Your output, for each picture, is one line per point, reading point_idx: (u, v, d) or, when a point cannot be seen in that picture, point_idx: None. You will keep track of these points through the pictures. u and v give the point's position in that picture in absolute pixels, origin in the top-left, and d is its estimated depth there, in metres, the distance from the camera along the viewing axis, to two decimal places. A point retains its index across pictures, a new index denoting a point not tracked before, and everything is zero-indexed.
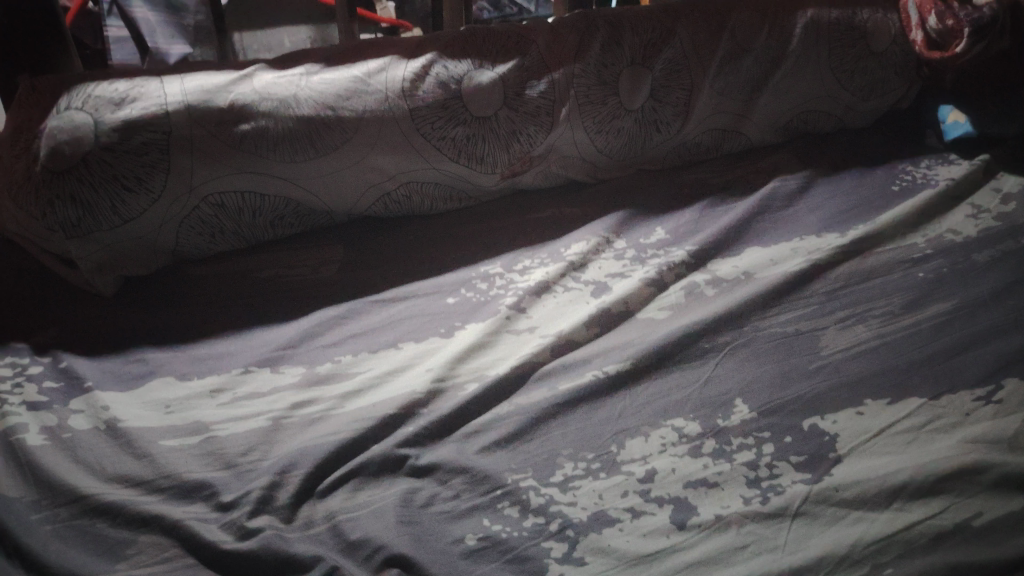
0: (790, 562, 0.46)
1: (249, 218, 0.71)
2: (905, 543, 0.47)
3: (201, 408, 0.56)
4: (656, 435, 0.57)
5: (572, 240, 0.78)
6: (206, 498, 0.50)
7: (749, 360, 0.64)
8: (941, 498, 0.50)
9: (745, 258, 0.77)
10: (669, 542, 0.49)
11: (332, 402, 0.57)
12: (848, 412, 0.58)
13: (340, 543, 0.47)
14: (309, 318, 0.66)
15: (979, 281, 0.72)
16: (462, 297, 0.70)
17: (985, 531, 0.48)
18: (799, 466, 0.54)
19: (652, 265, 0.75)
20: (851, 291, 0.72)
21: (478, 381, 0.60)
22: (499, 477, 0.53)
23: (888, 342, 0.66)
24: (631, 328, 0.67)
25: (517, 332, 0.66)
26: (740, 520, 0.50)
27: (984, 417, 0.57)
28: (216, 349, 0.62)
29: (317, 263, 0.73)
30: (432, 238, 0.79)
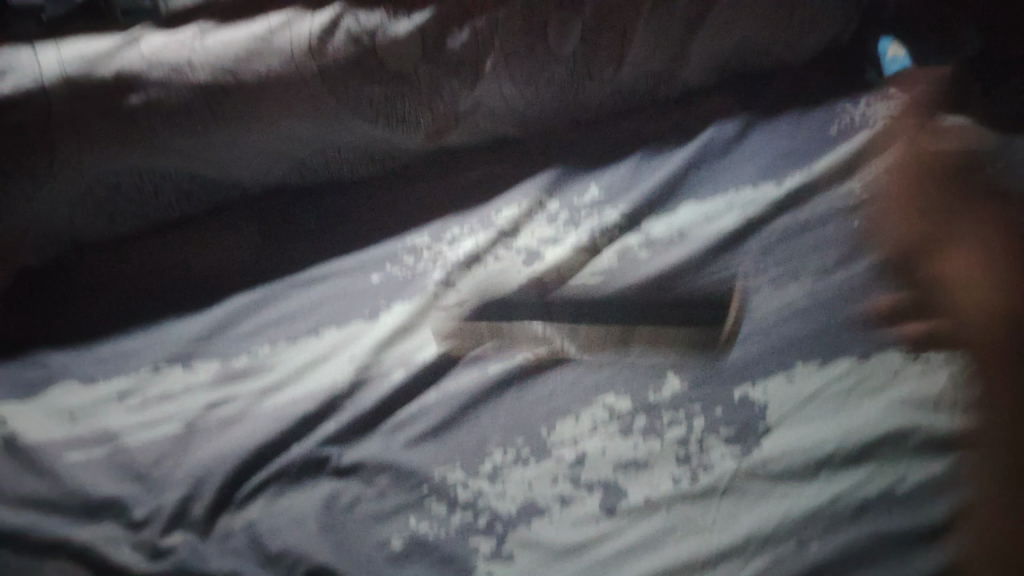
0: (718, 542, 0.49)
1: (151, 197, 0.66)
2: (832, 515, 0.51)
3: (110, 415, 0.53)
4: (587, 415, 0.56)
5: (504, 203, 0.73)
6: (116, 515, 0.47)
7: (682, 327, 0.64)
8: (867, 467, 0.53)
9: (678, 215, 0.74)
10: (599, 529, 0.50)
11: (249, 399, 0.55)
12: (778, 379, 0.60)
13: (262, 555, 0.47)
14: (222, 307, 0.61)
15: (913, 229, 0.72)
16: (387, 274, 0.66)
17: (908, 495, 0.52)
18: (729, 439, 0.55)
19: (584, 229, 0.71)
20: (787, 245, 0.71)
21: (404, 370, 0.58)
22: (426, 472, 0.52)
23: (822, 300, 0.66)
24: (564, 299, 0.66)
25: (446, 310, 0.63)
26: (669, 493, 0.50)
27: (911, 375, 0.59)
28: (123, 346, 0.58)
29: (232, 243, 0.67)
30: (361, 206, 0.72)
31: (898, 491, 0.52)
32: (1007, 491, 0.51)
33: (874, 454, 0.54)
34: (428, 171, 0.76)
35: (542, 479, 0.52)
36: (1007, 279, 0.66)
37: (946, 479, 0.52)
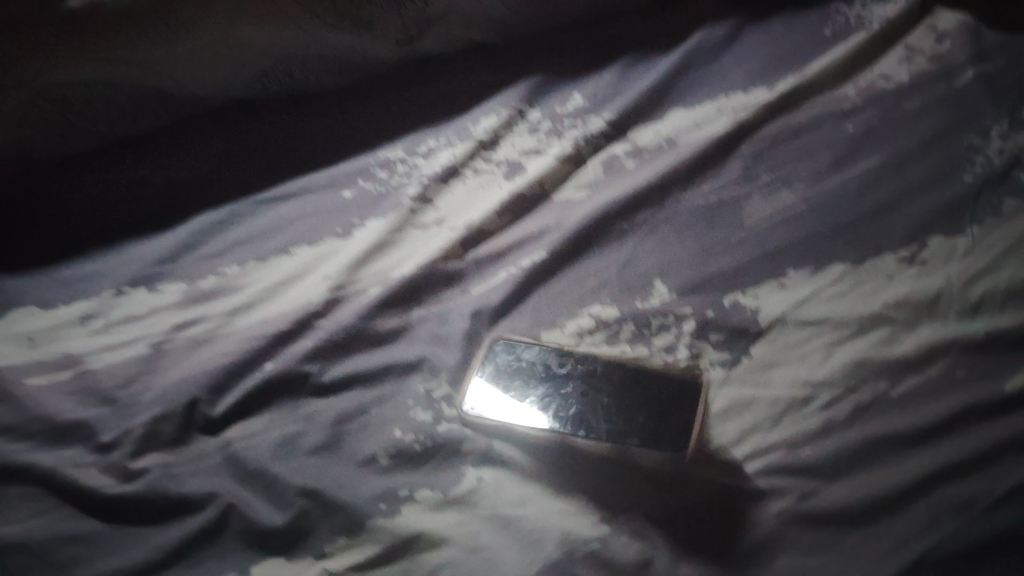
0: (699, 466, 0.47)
1: (105, 113, 0.62)
2: (827, 420, 0.50)
3: (72, 338, 0.50)
4: (573, 322, 0.55)
5: (481, 113, 0.69)
6: (84, 440, 0.45)
7: (670, 238, 0.61)
8: (862, 369, 0.52)
9: (668, 122, 0.70)
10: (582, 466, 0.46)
11: (219, 319, 0.52)
12: (769, 286, 0.58)
13: (239, 473, 0.45)
14: (186, 226, 0.58)
15: (911, 131, 0.69)
16: (360, 189, 0.62)
17: (902, 399, 0.51)
18: (719, 344, 0.54)
19: (569, 139, 0.68)
20: (780, 151, 0.68)
21: (381, 286, 0.55)
22: (411, 388, 0.50)
23: (816, 205, 0.63)
24: (548, 212, 0.63)
25: (424, 226, 0.60)
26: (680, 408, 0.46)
27: (907, 279, 0.57)
28: (83, 269, 0.55)
29: (193, 159, 0.63)
30: (330, 120, 0.68)
31: (892, 395, 0.51)
32: (1005, 389, 0.50)
33: (870, 358, 0.52)
34: (401, 80, 0.72)
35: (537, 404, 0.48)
36: (1007, 178, 0.64)
37: (940, 382, 0.51)
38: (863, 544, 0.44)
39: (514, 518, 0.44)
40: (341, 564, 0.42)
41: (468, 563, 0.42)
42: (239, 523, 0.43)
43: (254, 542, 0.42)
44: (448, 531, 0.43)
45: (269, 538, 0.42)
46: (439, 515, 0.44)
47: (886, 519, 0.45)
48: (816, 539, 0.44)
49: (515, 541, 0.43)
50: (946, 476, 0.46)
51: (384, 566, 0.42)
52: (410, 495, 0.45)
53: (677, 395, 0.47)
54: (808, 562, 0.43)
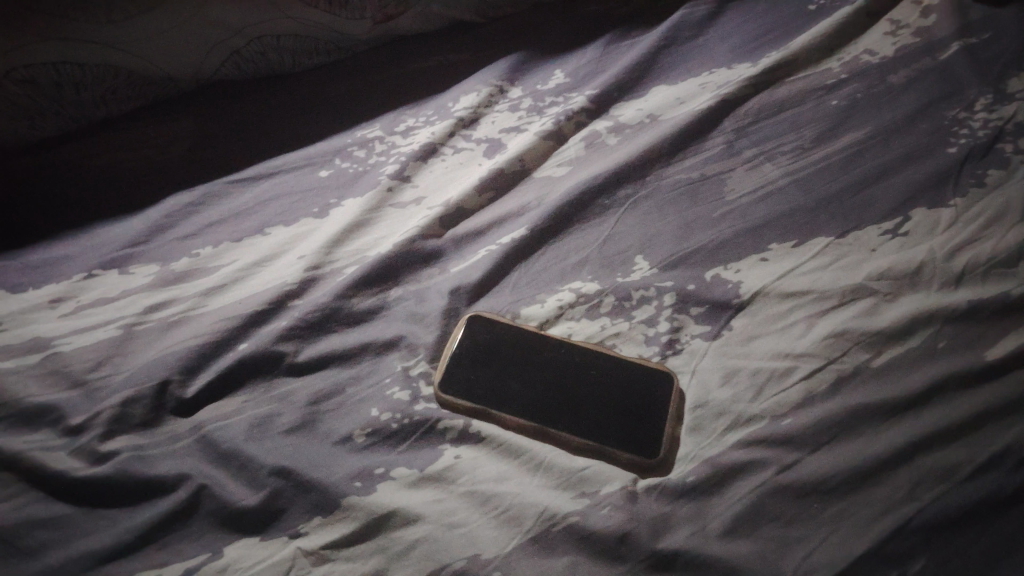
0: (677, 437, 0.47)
1: (74, 94, 0.59)
2: (808, 392, 0.49)
3: (41, 322, 0.49)
4: (553, 298, 0.55)
5: (461, 92, 0.68)
6: (53, 423, 0.44)
7: (651, 213, 0.60)
8: (845, 340, 0.51)
9: (651, 98, 0.69)
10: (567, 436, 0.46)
11: (192, 300, 0.51)
12: (751, 260, 0.57)
13: (212, 454, 0.44)
14: (158, 207, 0.57)
15: (895, 104, 0.68)
16: (336, 168, 0.62)
17: (884, 370, 0.50)
18: (699, 318, 0.54)
19: (550, 116, 0.67)
20: (763, 126, 0.67)
21: (358, 265, 0.54)
22: (388, 366, 0.50)
23: (799, 179, 0.63)
24: (528, 189, 0.62)
25: (402, 205, 0.60)
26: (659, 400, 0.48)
27: (890, 251, 0.57)
28: (52, 253, 0.54)
29: (167, 140, 0.62)
30: (306, 101, 0.67)
31: (874, 366, 0.50)
32: (987, 358, 0.50)
33: (853, 329, 0.52)
34: (378, 61, 0.71)
35: (515, 380, 0.48)
36: (990, 150, 0.63)
37: (923, 352, 0.51)
38: (845, 514, 0.43)
39: (492, 494, 0.43)
40: (315, 543, 0.41)
41: (445, 540, 0.41)
42: (212, 504, 0.42)
43: (228, 523, 0.42)
44: (424, 508, 0.42)
45: (242, 518, 0.42)
46: (415, 493, 0.43)
47: (868, 488, 0.44)
48: (797, 510, 0.44)
49: (492, 517, 0.42)
50: (928, 445, 0.46)
51: (360, 544, 0.41)
52: (386, 473, 0.44)
53: (649, 389, 0.49)
54: (788, 533, 0.43)
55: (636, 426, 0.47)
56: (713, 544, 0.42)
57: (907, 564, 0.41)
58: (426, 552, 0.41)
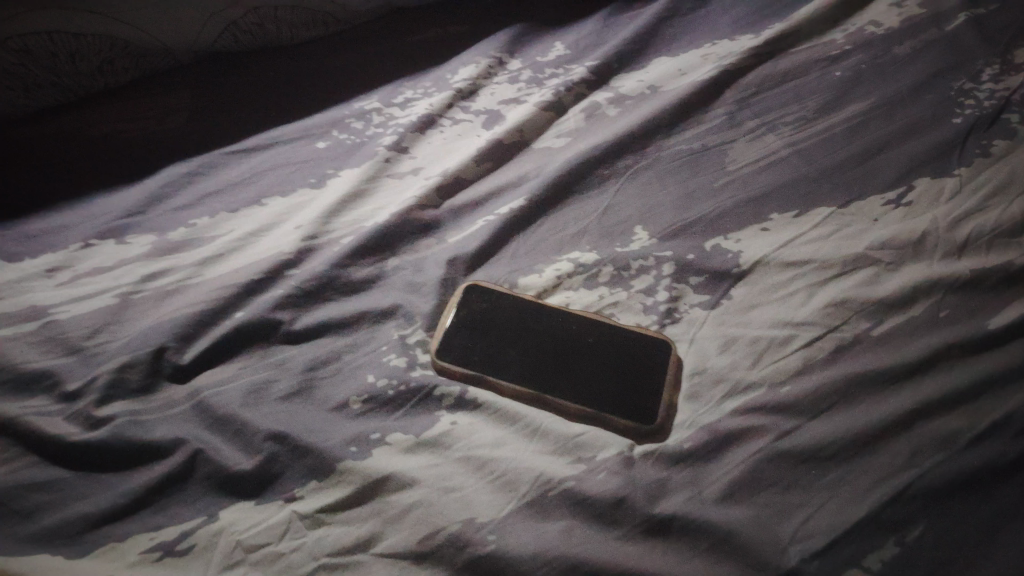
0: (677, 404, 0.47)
1: (70, 64, 0.59)
2: (808, 359, 0.49)
3: (38, 290, 0.49)
4: (551, 268, 0.54)
5: (460, 64, 0.68)
6: (50, 389, 0.45)
7: (651, 184, 0.60)
8: (846, 309, 0.51)
9: (652, 70, 0.69)
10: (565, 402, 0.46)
11: (189, 270, 0.51)
12: (752, 229, 0.57)
13: (209, 419, 0.44)
14: (155, 178, 0.57)
15: (900, 74, 0.67)
16: (334, 139, 0.61)
17: (885, 338, 0.50)
18: (699, 288, 0.53)
19: (550, 87, 0.66)
20: (766, 98, 0.66)
21: (354, 235, 0.54)
22: (385, 334, 0.49)
23: (801, 150, 0.62)
24: (527, 160, 0.61)
25: (400, 176, 0.59)
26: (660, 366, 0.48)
27: (892, 221, 0.56)
28: (49, 223, 0.54)
29: (164, 111, 0.62)
30: (304, 73, 0.66)
31: (875, 335, 0.50)
32: (990, 327, 0.49)
33: (854, 298, 0.51)
34: (377, 34, 0.70)
35: (513, 348, 0.48)
36: (997, 122, 0.62)
37: (925, 321, 0.50)
38: (843, 480, 0.43)
39: (488, 459, 0.43)
40: (311, 507, 0.41)
41: (441, 504, 0.41)
42: (207, 468, 0.42)
43: (223, 487, 0.42)
44: (420, 472, 0.42)
45: (238, 482, 0.42)
46: (412, 458, 0.43)
47: (867, 455, 0.44)
48: (796, 476, 0.43)
49: (488, 482, 0.42)
50: (928, 413, 0.45)
51: (355, 509, 0.41)
52: (382, 438, 0.44)
53: (647, 357, 0.48)
54: (786, 499, 0.42)
55: (634, 392, 0.47)
56: (710, 509, 0.42)
57: (905, 529, 0.41)
58: (421, 516, 0.41)
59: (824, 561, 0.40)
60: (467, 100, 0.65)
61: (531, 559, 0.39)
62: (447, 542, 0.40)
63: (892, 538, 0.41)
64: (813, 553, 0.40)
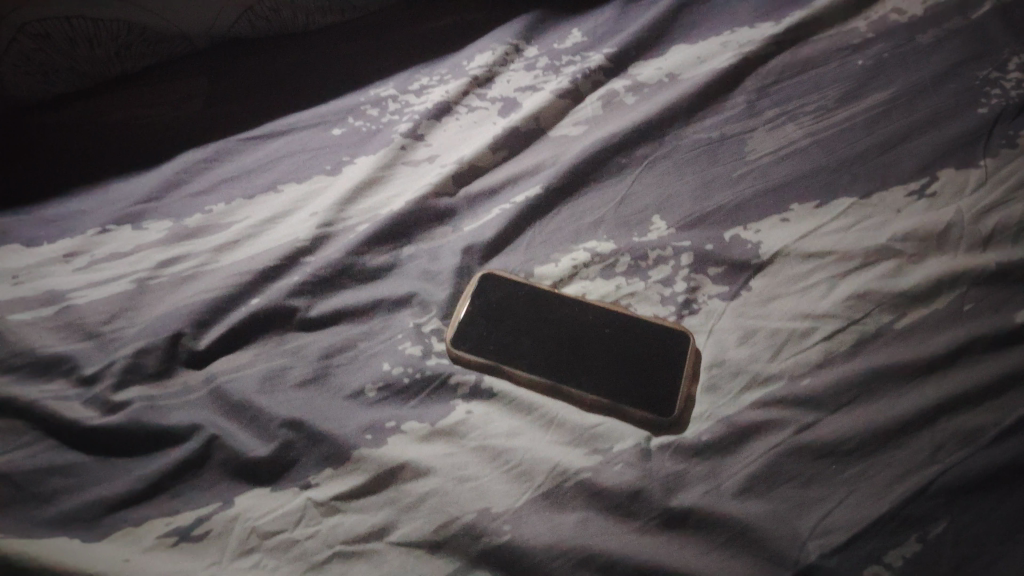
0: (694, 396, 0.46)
1: (88, 50, 0.58)
2: (828, 352, 0.48)
3: (55, 276, 0.49)
4: (567, 257, 0.54)
5: (476, 50, 0.67)
6: (67, 374, 0.45)
7: (669, 173, 0.59)
8: (867, 302, 0.50)
9: (670, 57, 0.68)
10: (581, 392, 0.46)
11: (205, 257, 0.51)
12: (771, 220, 0.56)
13: (224, 405, 0.44)
14: (171, 164, 0.57)
15: (924, 63, 0.66)
16: (350, 126, 0.61)
17: (906, 332, 0.49)
18: (717, 279, 0.53)
19: (566, 74, 0.65)
20: (786, 86, 0.65)
21: (370, 223, 0.54)
22: (400, 323, 0.49)
23: (822, 140, 0.61)
24: (544, 148, 0.61)
25: (415, 163, 0.59)
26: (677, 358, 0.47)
27: (915, 212, 0.55)
28: (66, 208, 0.54)
29: (180, 98, 0.62)
30: (320, 59, 0.66)
31: (896, 328, 0.49)
32: (1013, 321, 0.48)
33: (875, 291, 0.50)
34: (392, 20, 0.70)
35: (529, 338, 0.48)
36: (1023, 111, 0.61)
37: (948, 315, 0.49)
38: (863, 475, 0.42)
39: (503, 449, 0.43)
40: (326, 495, 0.41)
41: (456, 493, 0.41)
42: (223, 455, 0.42)
43: (239, 473, 0.42)
44: (435, 461, 0.42)
45: (253, 469, 0.42)
46: (427, 446, 0.43)
47: (887, 450, 0.43)
48: (815, 470, 0.43)
49: (504, 472, 0.42)
50: (950, 408, 0.45)
51: (370, 497, 0.41)
52: (397, 426, 0.44)
53: (664, 348, 0.48)
54: (804, 493, 0.42)
55: (651, 384, 0.46)
56: (727, 502, 0.41)
57: (926, 526, 0.40)
58: (436, 506, 0.40)
59: (843, 557, 0.39)
60: (484, 87, 0.65)
61: (547, 550, 0.39)
62: (462, 532, 0.40)
63: (913, 535, 0.40)
64: (832, 549, 0.39)
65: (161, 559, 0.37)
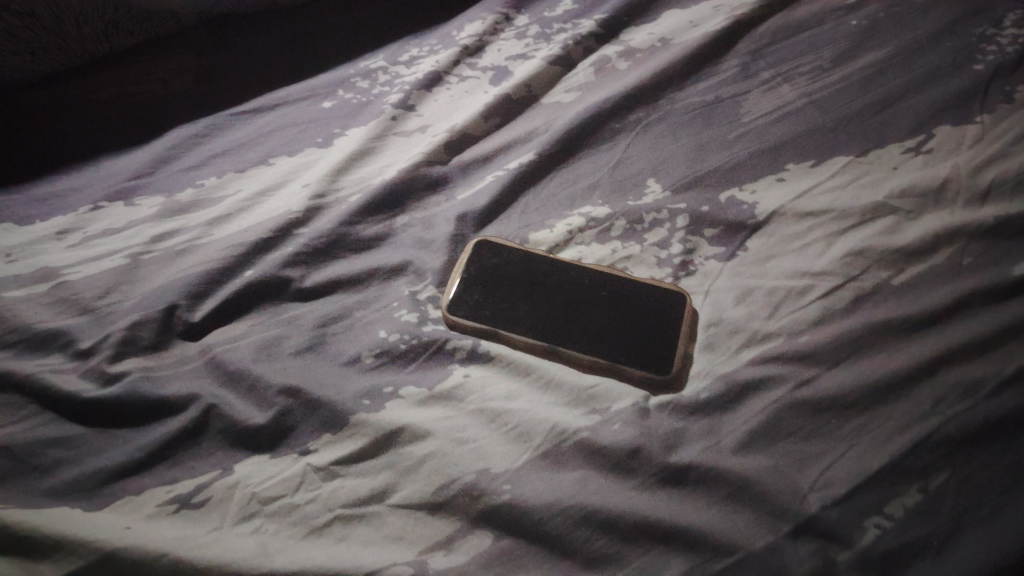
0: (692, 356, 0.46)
1: (74, 28, 0.58)
2: (826, 309, 0.48)
3: (49, 253, 0.49)
4: (562, 223, 0.54)
5: (466, 20, 0.66)
6: (63, 348, 0.45)
7: (663, 136, 0.59)
8: (864, 259, 0.50)
9: (663, 22, 0.67)
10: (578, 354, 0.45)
11: (198, 231, 0.51)
12: (767, 180, 0.56)
13: (221, 375, 0.44)
14: (162, 140, 0.57)
15: (922, 19, 0.64)
16: (340, 99, 0.60)
17: (905, 288, 0.49)
18: (713, 240, 0.52)
19: (558, 41, 0.65)
20: (780, 48, 0.65)
21: (362, 193, 0.54)
22: (396, 291, 0.49)
23: (817, 100, 0.60)
24: (537, 116, 0.60)
25: (407, 133, 0.58)
26: (676, 317, 0.47)
27: (912, 169, 0.55)
28: (58, 186, 0.54)
29: (169, 75, 0.61)
30: (309, 33, 0.65)
31: (894, 284, 0.49)
32: (1013, 274, 0.48)
33: (873, 248, 0.50)
34: None
35: (525, 302, 0.48)
36: (1020, 66, 0.60)
37: (946, 269, 0.49)
38: (863, 428, 0.42)
39: (502, 411, 0.43)
40: (325, 459, 0.41)
41: (455, 455, 0.41)
42: (221, 423, 0.42)
43: (238, 441, 0.42)
44: (434, 424, 0.42)
45: (252, 437, 0.42)
46: (425, 410, 0.43)
47: (887, 404, 0.43)
48: (815, 425, 0.43)
49: (502, 433, 0.42)
50: (951, 360, 0.45)
51: (370, 461, 0.41)
52: (395, 392, 0.44)
53: (660, 309, 0.48)
54: (804, 448, 0.42)
55: (647, 345, 0.46)
56: (727, 458, 0.41)
57: (928, 477, 0.40)
58: (436, 468, 0.40)
59: (844, 508, 0.39)
60: (475, 56, 0.64)
61: (547, 508, 0.39)
62: (461, 493, 0.40)
63: (914, 486, 0.40)
64: (833, 500, 0.39)
65: (162, 525, 0.37)
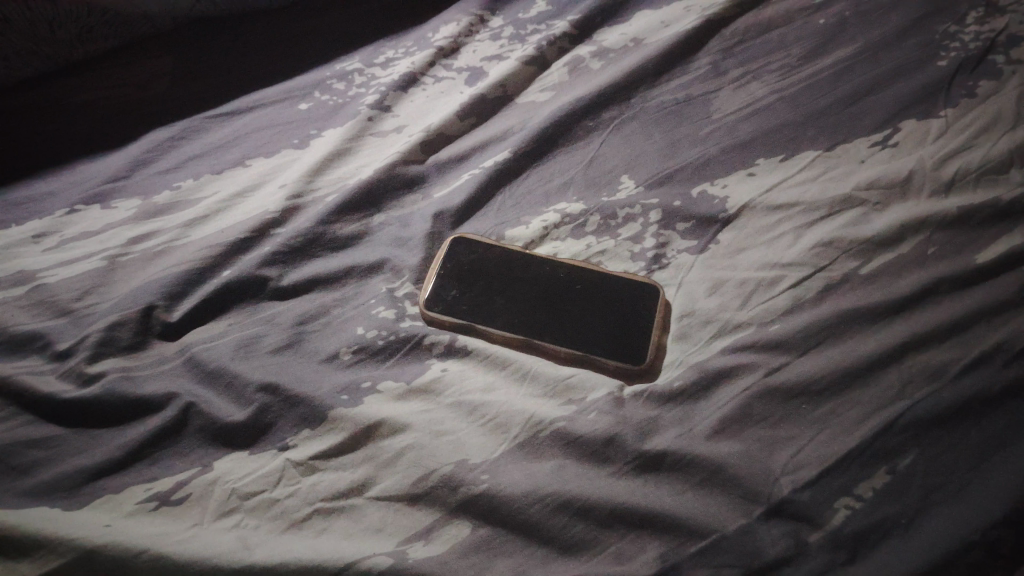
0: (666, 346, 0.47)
1: (49, 32, 0.58)
2: (796, 299, 0.49)
3: (25, 256, 0.49)
4: (538, 219, 0.54)
5: (441, 22, 0.67)
6: (41, 350, 0.45)
7: (636, 134, 0.60)
8: (833, 249, 0.51)
9: (635, 22, 0.68)
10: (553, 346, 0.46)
11: (175, 232, 0.51)
12: (738, 175, 0.57)
13: (200, 374, 0.44)
14: (139, 143, 0.57)
15: (888, 16, 0.66)
16: (317, 100, 0.61)
17: (872, 277, 0.50)
18: (686, 234, 0.53)
19: (532, 42, 0.66)
20: (750, 46, 0.66)
21: (339, 192, 0.54)
22: (374, 288, 0.50)
23: (786, 96, 0.62)
24: (511, 115, 0.61)
25: (383, 134, 0.59)
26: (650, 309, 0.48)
27: (879, 162, 0.56)
28: (34, 190, 0.54)
29: (145, 78, 0.61)
30: (285, 36, 0.66)
31: (862, 273, 0.50)
32: (977, 262, 0.49)
33: (841, 238, 0.51)
34: None
35: (501, 296, 0.48)
36: (981, 62, 0.61)
37: (913, 258, 0.50)
38: (833, 413, 0.43)
39: (479, 404, 0.44)
40: (304, 454, 0.41)
41: (433, 447, 0.41)
42: (200, 421, 0.42)
43: (217, 438, 0.42)
44: (412, 418, 0.43)
45: (231, 434, 0.42)
46: (403, 404, 0.44)
47: (856, 389, 0.44)
48: (786, 411, 0.44)
49: (480, 425, 0.43)
50: (917, 346, 0.46)
51: (349, 455, 0.42)
52: (373, 387, 0.44)
53: (634, 301, 0.48)
54: (776, 433, 0.43)
55: (621, 336, 0.47)
56: (700, 445, 0.42)
57: (896, 459, 0.41)
58: (414, 460, 0.41)
59: (815, 491, 0.40)
60: (450, 58, 0.65)
61: (524, 497, 0.39)
62: (440, 484, 0.40)
63: (882, 468, 0.41)
64: (804, 483, 0.40)
65: (142, 522, 0.38)
